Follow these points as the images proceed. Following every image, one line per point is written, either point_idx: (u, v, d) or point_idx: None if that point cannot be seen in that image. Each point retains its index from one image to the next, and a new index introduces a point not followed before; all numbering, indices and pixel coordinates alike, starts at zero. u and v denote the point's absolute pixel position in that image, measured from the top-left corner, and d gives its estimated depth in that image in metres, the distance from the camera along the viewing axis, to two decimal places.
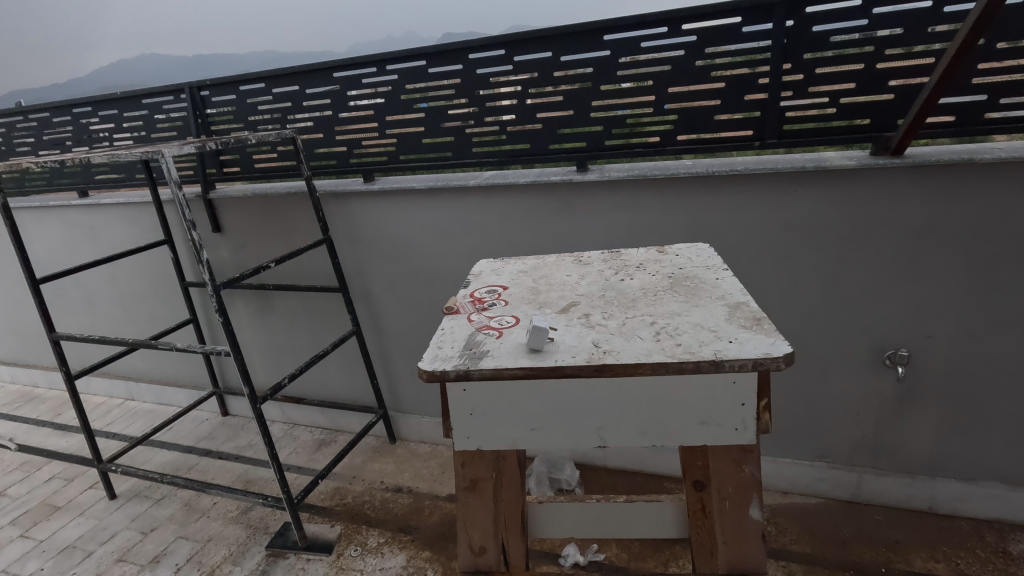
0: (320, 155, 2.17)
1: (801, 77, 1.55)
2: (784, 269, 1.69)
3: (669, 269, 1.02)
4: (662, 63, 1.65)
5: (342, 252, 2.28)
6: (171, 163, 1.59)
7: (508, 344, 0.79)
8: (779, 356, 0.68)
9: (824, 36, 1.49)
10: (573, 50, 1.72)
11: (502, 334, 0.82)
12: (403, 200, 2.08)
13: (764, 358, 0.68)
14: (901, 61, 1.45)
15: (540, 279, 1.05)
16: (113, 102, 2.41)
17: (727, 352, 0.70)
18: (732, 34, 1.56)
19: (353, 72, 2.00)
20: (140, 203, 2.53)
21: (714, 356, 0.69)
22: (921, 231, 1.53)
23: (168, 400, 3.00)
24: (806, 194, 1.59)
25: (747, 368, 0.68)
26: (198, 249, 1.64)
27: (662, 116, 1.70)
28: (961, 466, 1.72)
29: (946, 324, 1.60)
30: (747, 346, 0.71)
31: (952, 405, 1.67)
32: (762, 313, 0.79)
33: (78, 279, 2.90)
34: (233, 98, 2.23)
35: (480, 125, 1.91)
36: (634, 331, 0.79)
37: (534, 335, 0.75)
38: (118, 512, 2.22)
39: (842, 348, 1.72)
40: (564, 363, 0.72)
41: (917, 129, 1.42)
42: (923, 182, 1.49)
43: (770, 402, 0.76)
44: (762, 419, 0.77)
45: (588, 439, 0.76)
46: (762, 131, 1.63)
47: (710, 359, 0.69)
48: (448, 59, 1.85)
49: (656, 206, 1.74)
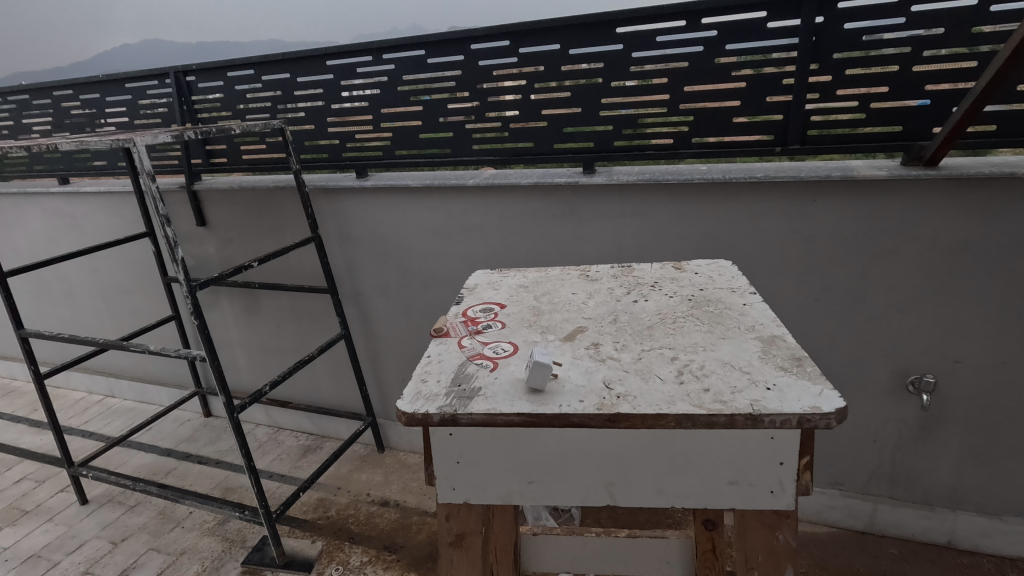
0: (311, 148, 2.06)
1: (829, 78, 1.43)
2: (804, 284, 1.58)
3: (689, 289, 0.91)
4: (678, 59, 1.52)
5: (332, 251, 2.16)
6: (144, 152, 1.46)
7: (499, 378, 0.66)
8: (831, 413, 0.56)
9: (857, 33, 1.37)
10: (583, 42, 1.59)
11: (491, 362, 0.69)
12: (397, 198, 1.96)
13: (813, 414, 0.57)
14: (940, 64, 1.33)
15: (542, 296, 0.93)
16: (96, 85, 2.29)
17: (767, 404, 0.58)
18: (756, 30, 1.44)
19: (347, 61, 1.87)
20: (123, 192, 2.40)
21: (752, 409, 0.57)
22: (954, 248, 1.41)
23: (150, 398, 2.88)
24: (830, 206, 1.48)
25: (791, 425, 0.57)
26: (173, 246, 1.52)
27: (677, 116, 1.58)
28: (984, 500, 1.61)
29: (977, 350, 1.48)
30: (789, 395, 0.59)
31: (978, 436, 1.55)
32: (802, 352, 0.68)
33: (57, 270, 2.77)
34: (220, 84, 2.10)
35: (481, 120, 1.79)
36: (653, 369, 0.67)
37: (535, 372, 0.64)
38: (89, 519, 2.11)
39: (863, 369, 1.60)
40: (569, 410, 0.60)
41: (957, 137, 1.30)
42: (959, 196, 1.37)
43: (813, 461, 0.64)
44: (802, 480, 0.64)
45: (595, 497, 0.64)
46: (784, 135, 1.51)
47: (747, 412, 0.57)
48: (448, 50, 1.73)
49: (668, 212, 1.63)
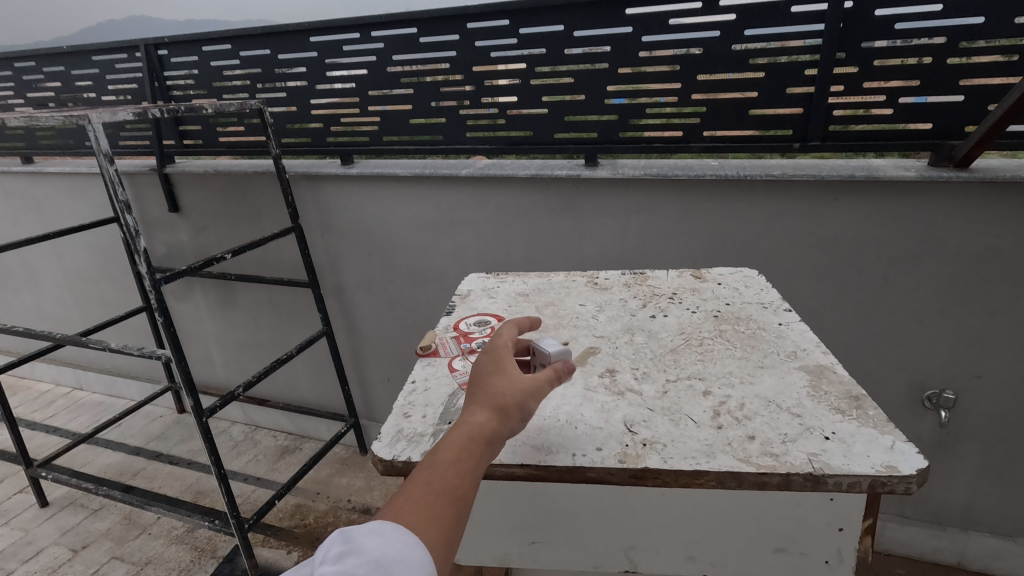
0: (293, 131, 1.91)
1: (855, 69, 1.32)
2: (818, 292, 1.48)
3: (715, 304, 0.87)
4: (693, 44, 1.40)
5: (314, 242, 2.02)
6: (100, 131, 1.31)
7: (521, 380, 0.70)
8: (912, 475, 0.52)
9: (888, 21, 1.26)
10: (589, 23, 1.47)
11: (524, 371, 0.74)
12: (384, 189, 1.83)
13: (888, 476, 0.52)
14: (978, 57, 1.22)
15: (548, 306, 0.89)
16: (60, 57, 2.12)
17: (830, 460, 0.53)
18: (779, 15, 1.32)
19: (332, 38, 1.73)
20: (89, 174, 2.24)
21: (813, 468, 0.53)
22: (983, 259, 1.31)
23: (120, 392, 2.73)
24: (851, 208, 1.37)
25: (860, 487, 0.52)
26: (134, 236, 1.37)
27: (688, 107, 1.46)
28: (999, 521, 1.55)
29: (1001, 366, 1.39)
30: (854, 448, 0.55)
31: (996, 454, 1.48)
32: (859, 390, 0.64)
33: (20, 255, 2.60)
34: (195, 60, 1.94)
35: (476, 106, 1.66)
36: (683, 408, 0.63)
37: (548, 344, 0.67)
38: (49, 523, 1.97)
39: (877, 384, 1.52)
40: (585, 462, 0.56)
41: (994, 137, 1.20)
42: (991, 202, 1.27)
43: (875, 524, 0.60)
44: (863, 545, 0.60)
45: (615, 561, 0.62)
46: (804, 130, 1.40)
47: (808, 472, 0.52)
48: (443, 28, 1.60)
49: (675, 212, 1.52)
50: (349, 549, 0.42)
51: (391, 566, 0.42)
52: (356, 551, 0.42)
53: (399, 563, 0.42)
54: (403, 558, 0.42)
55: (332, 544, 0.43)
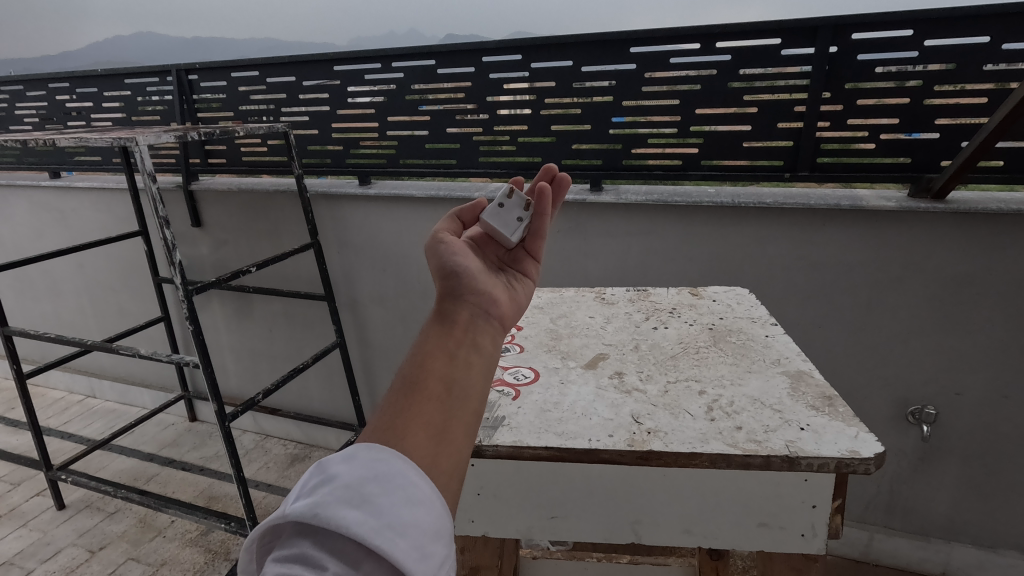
0: (314, 153, 2.03)
1: (840, 107, 1.44)
2: (807, 311, 1.58)
3: (710, 317, 0.98)
4: (691, 81, 1.52)
5: (331, 258, 2.13)
6: (146, 152, 1.42)
7: (536, 236, 0.70)
8: (870, 458, 0.62)
9: (869, 65, 1.38)
10: (596, 59, 1.59)
11: (544, 215, 0.72)
12: (400, 208, 1.94)
13: (852, 458, 0.62)
14: (951, 99, 1.34)
15: (560, 318, 1.00)
16: (94, 79, 2.24)
17: (804, 447, 0.63)
18: (770, 56, 1.44)
19: (355, 67, 1.85)
20: (115, 190, 2.34)
21: (789, 452, 0.63)
22: (959, 283, 1.42)
23: (133, 400, 2.80)
24: (837, 233, 1.48)
25: (828, 468, 0.62)
26: (171, 249, 1.47)
27: (687, 138, 1.58)
28: (981, 533, 1.63)
29: (978, 384, 1.49)
30: (825, 438, 0.65)
31: (976, 468, 1.56)
32: (832, 391, 0.74)
33: (43, 265, 2.70)
34: (223, 85, 2.07)
35: (489, 133, 1.77)
36: (681, 404, 0.73)
37: (487, 219, 0.69)
38: (66, 525, 2.04)
39: (864, 400, 1.61)
40: (599, 446, 0.66)
41: (966, 171, 1.31)
42: (965, 231, 1.38)
43: (844, 504, 0.69)
44: (834, 522, 0.70)
45: (622, 534, 0.71)
46: (794, 161, 1.52)
47: (784, 454, 0.63)
48: (459, 61, 1.72)
49: (674, 233, 1.62)
50: (324, 477, 0.42)
51: (365, 486, 0.40)
52: (328, 480, 0.41)
53: (374, 480, 0.41)
54: (377, 475, 0.41)
55: (309, 479, 0.43)
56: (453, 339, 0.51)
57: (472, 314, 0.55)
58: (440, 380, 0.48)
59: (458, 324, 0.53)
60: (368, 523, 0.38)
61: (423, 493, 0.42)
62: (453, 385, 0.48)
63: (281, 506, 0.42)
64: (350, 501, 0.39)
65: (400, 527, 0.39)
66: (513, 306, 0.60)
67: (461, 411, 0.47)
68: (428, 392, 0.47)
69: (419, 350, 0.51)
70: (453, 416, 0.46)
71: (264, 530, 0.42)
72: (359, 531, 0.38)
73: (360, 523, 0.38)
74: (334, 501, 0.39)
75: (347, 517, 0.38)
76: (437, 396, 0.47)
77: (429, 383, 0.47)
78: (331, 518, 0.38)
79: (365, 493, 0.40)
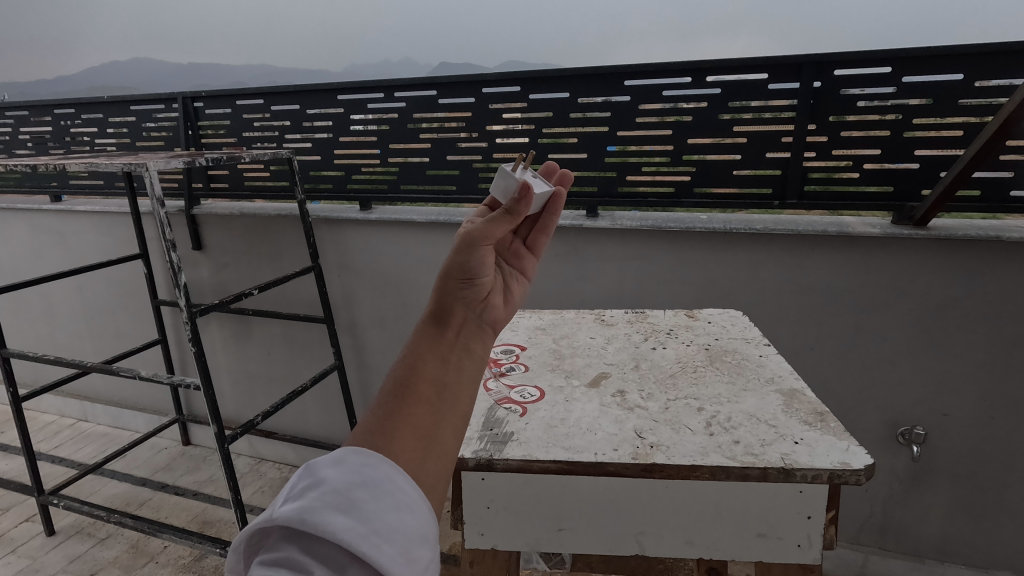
0: (316, 178, 2.07)
1: (825, 138, 1.51)
2: (798, 334, 1.62)
3: (705, 338, 1.01)
4: (684, 112, 1.59)
5: (331, 281, 2.15)
6: (155, 177, 1.45)
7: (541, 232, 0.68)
8: (860, 469, 0.65)
9: (852, 99, 1.45)
10: (592, 91, 1.66)
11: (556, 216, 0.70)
12: (400, 231, 1.98)
13: (843, 470, 0.65)
14: (928, 132, 1.42)
15: (562, 340, 1.04)
16: (100, 105, 2.28)
17: (798, 459, 0.67)
18: (758, 90, 1.51)
19: (358, 96, 1.91)
20: (117, 213, 2.37)
21: (784, 464, 0.67)
22: (942, 306, 1.47)
23: (125, 424, 2.78)
24: (826, 259, 1.53)
25: (821, 479, 0.66)
26: (177, 271, 1.49)
27: (680, 166, 1.64)
28: (974, 553, 1.65)
29: (965, 404, 1.53)
30: (818, 451, 0.69)
31: (965, 488, 1.59)
32: (823, 408, 0.78)
33: (40, 289, 2.70)
34: (228, 112, 2.12)
35: (488, 161, 1.82)
36: (681, 420, 0.76)
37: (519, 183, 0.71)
38: (56, 551, 2.00)
39: (856, 421, 1.64)
40: (605, 459, 0.69)
41: (946, 200, 1.38)
42: (948, 257, 1.43)
43: (838, 515, 0.72)
44: (829, 533, 0.71)
45: (626, 545, 0.73)
46: (782, 189, 1.58)
47: (779, 466, 0.66)
48: (460, 92, 1.79)
49: (667, 257, 1.67)
50: (312, 481, 0.43)
51: (353, 492, 0.42)
52: (316, 484, 0.42)
53: (361, 486, 0.42)
54: (365, 480, 0.43)
55: (298, 481, 0.44)
56: (445, 344, 0.52)
57: (465, 317, 0.54)
58: (432, 385, 0.49)
59: (452, 327, 0.53)
60: (356, 529, 0.40)
61: (410, 498, 0.44)
62: (444, 390, 0.49)
63: (268, 508, 0.42)
64: (339, 508, 0.40)
65: (386, 532, 0.41)
66: (510, 307, 0.58)
67: (451, 415, 0.49)
68: (419, 396, 0.48)
69: (410, 352, 0.51)
70: (442, 419, 0.49)
71: (251, 532, 0.43)
72: (347, 537, 0.39)
73: (348, 530, 0.39)
74: (322, 506, 0.40)
75: (334, 524, 0.40)
76: (429, 400, 0.48)
77: (421, 388, 0.48)
78: (318, 524, 0.39)
79: (354, 499, 0.41)
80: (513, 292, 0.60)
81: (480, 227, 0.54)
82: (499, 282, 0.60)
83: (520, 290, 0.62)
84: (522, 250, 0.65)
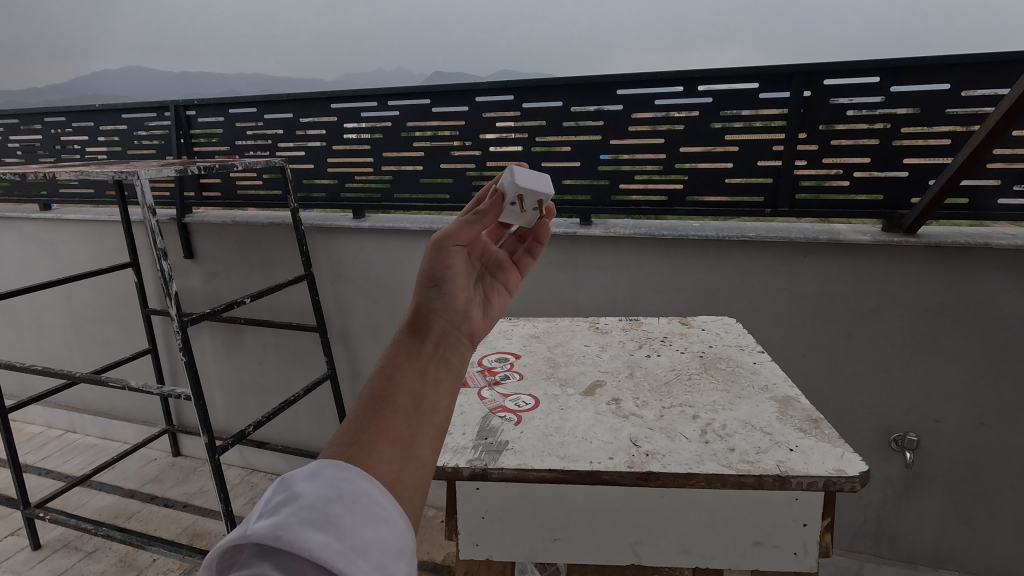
0: (309, 186, 2.07)
1: (815, 147, 1.52)
2: (791, 341, 1.63)
3: (700, 346, 1.02)
4: (676, 121, 1.60)
5: (323, 289, 2.14)
6: (146, 186, 1.44)
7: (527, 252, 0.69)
8: (855, 476, 0.65)
9: (842, 108, 1.47)
10: (585, 100, 1.67)
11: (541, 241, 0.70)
12: (393, 239, 1.97)
13: (838, 477, 0.66)
14: (916, 141, 1.43)
15: (557, 348, 1.03)
16: (91, 113, 2.27)
17: (793, 467, 0.67)
18: (750, 99, 1.52)
19: (351, 105, 1.91)
20: (107, 222, 2.35)
21: (780, 471, 0.66)
22: (933, 313, 1.48)
23: (114, 435, 2.74)
24: (817, 266, 1.54)
25: (817, 487, 0.66)
26: (168, 281, 1.48)
27: (672, 174, 1.65)
28: (968, 559, 1.65)
29: (956, 410, 1.54)
30: (813, 458, 0.69)
31: (958, 493, 1.60)
32: (818, 414, 0.78)
33: (28, 299, 2.67)
34: (220, 120, 2.12)
35: (482, 169, 1.83)
36: (676, 428, 0.76)
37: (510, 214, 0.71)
38: (42, 565, 1.97)
39: (849, 427, 1.64)
40: (601, 467, 0.69)
41: (934, 208, 1.39)
42: (937, 264, 1.45)
43: (833, 522, 0.72)
44: (824, 541, 0.72)
45: (622, 555, 0.73)
46: (774, 198, 1.59)
47: (776, 473, 0.66)
48: (454, 100, 1.79)
49: (660, 265, 1.68)
50: (286, 496, 0.40)
51: (328, 506, 0.40)
52: (291, 499, 0.40)
53: (337, 501, 0.40)
54: (342, 495, 0.41)
55: (270, 497, 0.41)
56: (421, 354, 0.51)
57: (443, 328, 0.54)
58: (408, 395, 0.48)
59: (429, 338, 0.52)
60: (331, 545, 0.38)
61: (387, 513, 0.42)
62: (421, 401, 0.48)
63: (239, 524, 0.40)
64: (314, 523, 0.38)
65: (363, 549, 0.39)
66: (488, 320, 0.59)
67: (427, 426, 0.47)
68: (396, 406, 0.47)
69: (387, 363, 0.50)
70: (420, 430, 0.47)
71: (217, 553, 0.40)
72: (322, 554, 0.37)
73: (323, 546, 0.37)
74: (297, 521, 0.38)
75: (309, 540, 0.37)
76: (405, 410, 0.47)
77: (398, 397, 0.47)
78: (293, 540, 0.37)
79: (329, 514, 0.39)
80: (493, 306, 0.60)
81: (449, 230, 0.57)
82: (479, 294, 0.60)
83: (500, 303, 0.62)
84: (505, 264, 0.65)
